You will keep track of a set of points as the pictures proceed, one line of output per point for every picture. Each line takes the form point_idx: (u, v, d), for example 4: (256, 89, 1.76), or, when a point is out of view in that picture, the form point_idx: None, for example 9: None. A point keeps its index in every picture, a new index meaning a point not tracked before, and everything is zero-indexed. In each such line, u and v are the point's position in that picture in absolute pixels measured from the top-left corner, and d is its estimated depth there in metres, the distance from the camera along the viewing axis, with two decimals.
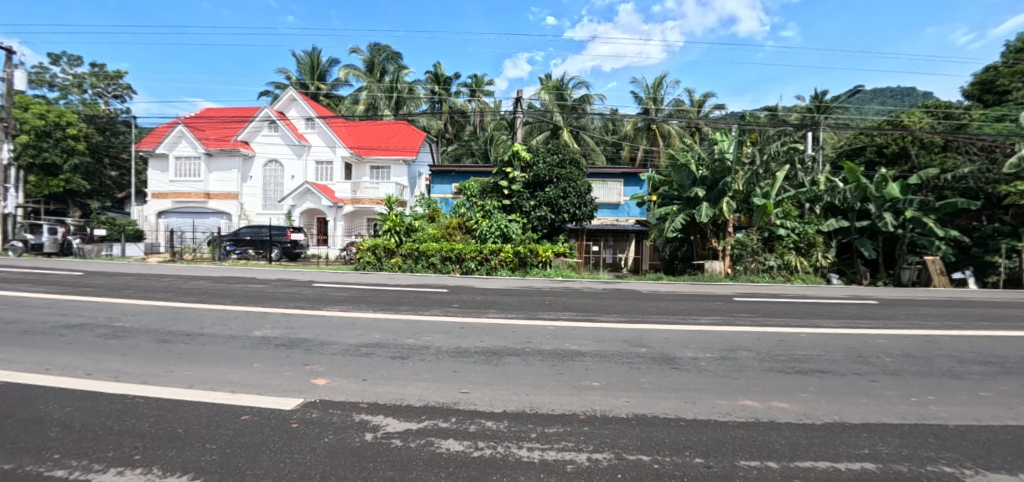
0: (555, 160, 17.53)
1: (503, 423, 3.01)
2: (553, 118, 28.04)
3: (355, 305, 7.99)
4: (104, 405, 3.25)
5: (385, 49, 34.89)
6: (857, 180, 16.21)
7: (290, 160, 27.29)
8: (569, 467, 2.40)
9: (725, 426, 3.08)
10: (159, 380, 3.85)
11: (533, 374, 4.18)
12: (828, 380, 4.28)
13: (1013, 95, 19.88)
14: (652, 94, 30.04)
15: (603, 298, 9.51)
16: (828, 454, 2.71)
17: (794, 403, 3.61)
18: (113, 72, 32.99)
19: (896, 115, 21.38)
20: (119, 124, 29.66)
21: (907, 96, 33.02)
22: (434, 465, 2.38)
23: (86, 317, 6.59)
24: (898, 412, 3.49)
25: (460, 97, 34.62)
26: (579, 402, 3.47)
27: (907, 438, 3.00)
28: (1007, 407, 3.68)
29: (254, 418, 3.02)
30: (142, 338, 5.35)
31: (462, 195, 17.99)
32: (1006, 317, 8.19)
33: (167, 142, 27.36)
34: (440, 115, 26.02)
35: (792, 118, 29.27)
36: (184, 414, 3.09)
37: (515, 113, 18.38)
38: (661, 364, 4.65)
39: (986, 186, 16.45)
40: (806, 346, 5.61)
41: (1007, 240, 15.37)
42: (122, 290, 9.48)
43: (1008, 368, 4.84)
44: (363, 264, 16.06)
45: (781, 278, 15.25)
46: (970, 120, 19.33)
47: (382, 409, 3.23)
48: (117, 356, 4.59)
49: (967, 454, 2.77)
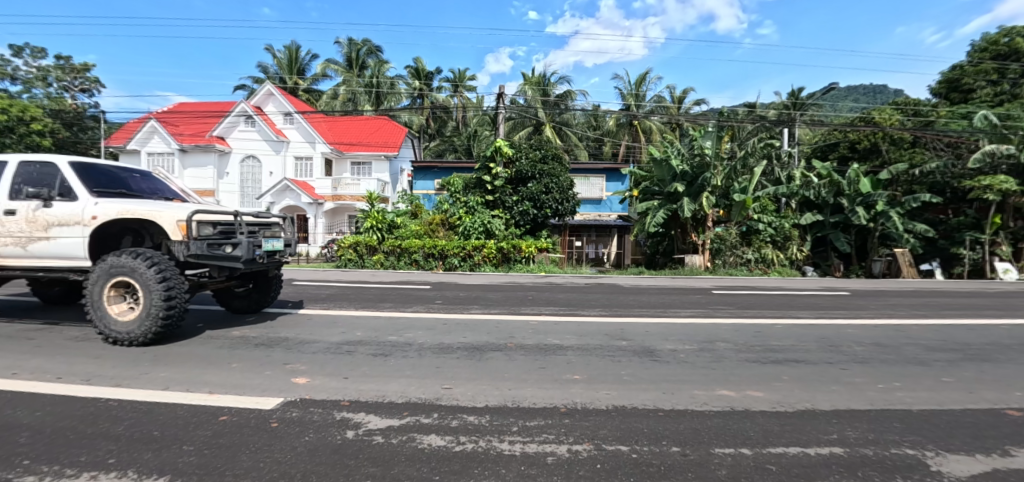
0: (537, 156, 17.42)
1: (486, 418, 3.03)
2: (536, 113, 28.36)
3: (338, 303, 7.94)
4: (76, 409, 3.17)
5: (365, 43, 34.38)
6: (830, 176, 16.81)
7: (268, 156, 26.75)
8: (550, 459, 2.44)
9: (702, 416, 3.16)
10: (133, 382, 3.77)
11: (514, 368, 4.23)
12: (799, 369, 4.42)
13: (977, 93, 20.82)
14: (634, 90, 30.44)
15: (586, 292, 9.63)
16: (799, 440, 2.82)
17: (768, 392, 3.73)
18: (80, 65, 31.76)
19: (868, 112, 21.91)
20: (87, 119, 28.63)
21: (878, 95, 34.59)
22: (417, 460, 2.40)
23: (56, 319, 6.39)
24: (866, 398, 3.65)
25: (442, 92, 34.32)
26: (560, 395, 3.52)
27: (874, 423, 3.13)
28: (967, 392, 3.87)
29: (233, 418, 2.98)
30: (116, 340, 5.19)
31: (446, 191, 17.91)
32: (969, 306, 8.59)
33: (139, 138, 26.60)
34: (422, 110, 25.68)
35: (770, 114, 30.04)
36: (160, 416, 3.03)
37: (498, 108, 18.14)
38: (641, 357, 4.73)
39: (952, 180, 17.06)
40: (781, 337, 5.78)
41: (972, 232, 16.03)
42: None
43: (970, 355, 5.09)
44: (344, 261, 15.86)
45: (759, 271, 15.83)
46: (937, 117, 20.10)
47: (364, 406, 3.22)
48: (89, 359, 4.45)
49: (929, 436, 2.92)
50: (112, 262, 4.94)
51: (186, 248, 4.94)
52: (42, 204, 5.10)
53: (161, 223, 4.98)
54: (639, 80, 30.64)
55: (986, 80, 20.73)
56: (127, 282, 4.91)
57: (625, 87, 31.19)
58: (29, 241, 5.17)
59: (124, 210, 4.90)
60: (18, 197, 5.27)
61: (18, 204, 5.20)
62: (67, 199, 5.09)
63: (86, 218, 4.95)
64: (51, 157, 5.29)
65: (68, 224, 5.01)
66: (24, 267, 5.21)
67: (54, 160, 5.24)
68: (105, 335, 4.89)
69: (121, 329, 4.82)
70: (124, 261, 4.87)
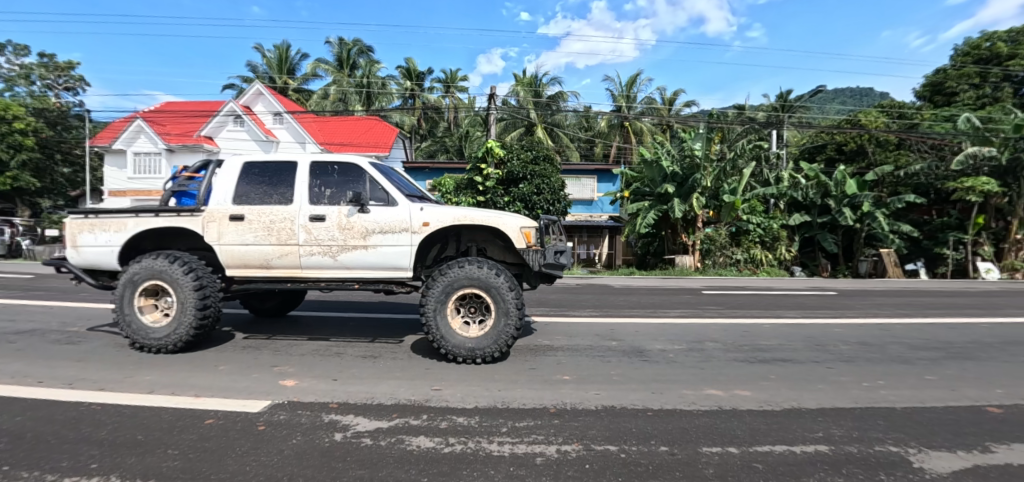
0: (529, 157, 17.45)
1: (475, 419, 3.03)
2: (528, 114, 28.43)
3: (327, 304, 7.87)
4: (58, 413, 3.11)
5: (356, 43, 34.19)
6: (818, 177, 17.05)
7: (257, 156, 26.50)
8: (539, 460, 2.45)
9: (690, 415, 3.18)
10: (118, 385, 3.71)
11: (505, 369, 4.23)
12: (786, 368, 4.48)
13: (960, 96, 21.26)
14: (626, 92, 30.63)
15: (577, 293, 9.68)
16: (786, 438, 2.84)
17: (755, 391, 3.77)
18: (64, 63, 31.24)
19: (855, 114, 22.27)
20: (71, 118, 28.15)
21: (864, 97, 35.18)
22: (405, 462, 2.38)
23: (38, 322, 6.26)
24: (852, 396, 3.70)
25: (433, 92, 34.23)
26: (549, 395, 3.53)
27: (859, 421, 3.17)
28: (949, 389, 3.94)
29: (220, 422, 2.95)
30: (100, 343, 5.10)
31: (437, 191, 17.88)
32: (952, 305, 8.75)
33: (125, 138, 26.21)
34: (413, 110, 25.56)
35: (759, 115, 30.39)
36: (145, 420, 2.99)
37: (489, 109, 18.13)
38: (631, 357, 4.76)
39: (935, 182, 17.37)
40: (769, 337, 5.85)
41: (955, 233, 16.33)
42: (78, 293, 9.01)
43: (952, 353, 5.18)
44: None
45: (748, 271, 16.04)
46: (922, 119, 20.48)
47: (352, 408, 3.20)
48: (73, 363, 4.37)
49: (912, 433, 2.97)
50: (444, 273, 4.49)
51: (540, 257, 4.57)
52: (357, 208, 4.64)
53: (503, 231, 4.59)
54: (630, 82, 30.84)
55: (968, 84, 21.17)
56: (472, 294, 4.47)
57: (616, 88, 31.36)
58: (341, 250, 4.66)
59: (466, 216, 4.49)
60: (319, 202, 4.73)
61: (325, 208, 4.66)
62: (382, 204, 4.69)
63: (416, 225, 4.56)
64: (357, 160, 4.83)
65: (393, 231, 4.58)
66: (328, 278, 4.72)
67: (361, 163, 4.81)
68: (440, 350, 4.41)
69: (461, 348, 4.31)
70: (466, 270, 4.43)
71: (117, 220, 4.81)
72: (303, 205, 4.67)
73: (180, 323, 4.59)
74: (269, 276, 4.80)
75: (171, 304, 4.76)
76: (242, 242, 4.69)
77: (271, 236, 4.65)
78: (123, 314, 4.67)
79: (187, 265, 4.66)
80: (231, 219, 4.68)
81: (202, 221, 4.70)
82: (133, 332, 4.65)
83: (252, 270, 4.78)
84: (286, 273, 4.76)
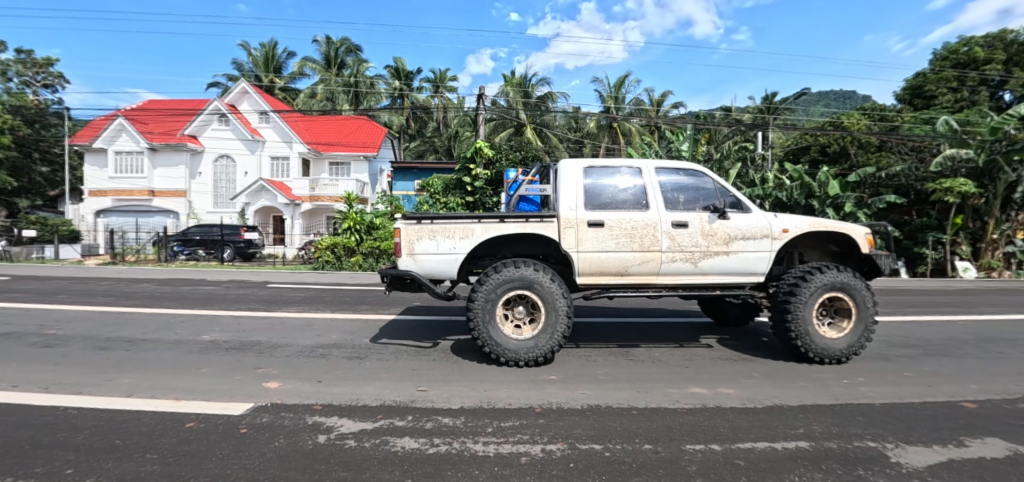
0: (517, 158, 17.48)
1: (461, 420, 3.02)
2: (517, 115, 28.50)
3: (313, 305, 7.79)
4: (33, 418, 3.03)
5: (344, 42, 33.91)
6: (802, 179, 17.32)
7: (242, 156, 26.15)
8: (524, 459, 2.46)
9: (674, 413, 3.22)
10: (96, 389, 3.64)
11: (491, 369, 4.23)
12: (769, 366, 4.55)
13: (939, 100, 21.81)
14: (614, 93, 30.83)
15: None
16: (767, 435, 2.89)
17: (738, 389, 3.82)
18: (42, 59, 30.51)
19: (838, 116, 22.68)
20: (50, 116, 27.50)
21: (847, 100, 35.90)
22: (389, 464, 2.37)
23: (15, 325, 6.12)
24: (832, 393, 3.77)
25: (422, 92, 34.09)
26: (535, 395, 3.54)
27: (839, 417, 3.24)
28: (926, 386, 4.04)
29: (200, 425, 2.90)
30: (79, 346, 4.99)
31: (425, 192, 17.85)
32: (929, 304, 8.98)
33: (106, 136, 25.67)
34: (402, 110, 25.40)
35: (746, 117, 30.82)
36: (123, 424, 2.93)
37: (478, 109, 18.10)
38: (617, 356, 4.80)
39: (915, 183, 17.76)
40: (753, 335, 5.93)
41: (934, 233, 16.70)
42: (56, 295, 8.81)
43: (929, 350, 5.31)
44: (321, 263, 15.62)
45: None
46: (902, 122, 20.96)
47: (337, 410, 3.18)
48: (50, 366, 4.27)
49: (889, 429, 3.04)
50: (809, 277, 4.61)
51: (889, 261, 4.77)
52: (715, 215, 4.68)
53: (849, 238, 4.77)
54: (619, 83, 31.04)
55: (947, 87, 21.70)
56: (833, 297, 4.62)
57: (604, 89, 31.54)
58: (702, 256, 4.67)
59: (825, 223, 4.71)
60: (674, 208, 4.72)
61: (686, 214, 4.66)
62: (738, 210, 4.76)
63: (776, 231, 4.70)
64: (700, 167, 4.85)
65: (756, 237, 4.66)
66: (685, 285, 4.72)
67: (706, 170, 4.83)
68: (805, 352, 4.58)
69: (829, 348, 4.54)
70: (826, 276, 4.61)
71: (461, 226, 4.57)
72: (662, 211, 4.64)
73: (553, 332, 4.32)
74: (624, 283, 4.73)
75: (528, 314, 4.48)
76: (602, 249, 4.59)
77: (634, 242, 4.58)
78: (476, 322, 4.30)
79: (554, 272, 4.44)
80: (593, 225, 4.55)
81: (558, 227, 4.56)
82: (483, 338, 4.30)
83: (605, 277, 4.69)
84: (641, 280, 4.70)
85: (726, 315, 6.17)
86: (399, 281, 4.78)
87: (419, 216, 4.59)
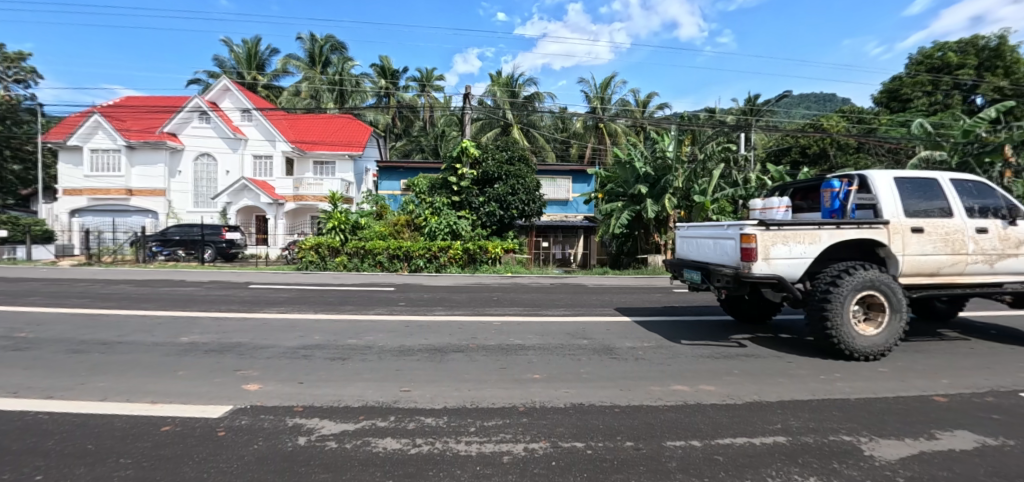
0: (504, 157, 17.43)
1: (444, 419, 3.01)
2: (505, 115, 28.55)
3: (296, 306, 7.70)
4: (1, 424, 2.94)
5: (329, 39, 33.49)
6: (782, 179, 17.67)
7: (224, 154, 25.66)
8: (506, 458, 2.46)
9: (656, 411, 3.25)
10: (68, 393, 3.53)
11: (476, 369, 4.23)
12: (749, 363, 4.63)
13: (914, 103, 22.47)
14: (600, 94, 31.04)
15: (552, 292, 9.76)
16: (746, 430, 2.95)
17: (719, 386, 3.88)
18: (13, 54, 29.54)
19: (819, 118, 23.18)
20: (21, 112, 26.64)
21: (827, 103, 36.75)
22: (371, 465, 2.36)
23: None
24: (810, 389, 3.86)
25: (409, 91, 33.90)
26: (519, 395, 3.54)
27: (816, 412, 3.31)
28: (899, 380, 4.16)
29: (177, 429, 2.85)
30: (50, 349, 4.84)
31: (411, 192, 17.75)
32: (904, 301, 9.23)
33: (81, 133, 24.96)
34: (388, 109, 25.22)
35: (729, 118, 31.33)
36: (95, 428, 2.85)
37: (465, 108, 18.06)
38: (600, 355, 4.84)
39: None
40: (734, 333, 6.03)
41: None
42: (27, 297, 8.55)
43: (903, 346, 5.46)
44: (305, 263, 15.42)
45: None
46: (879, 124, 21.54)
47: (318, 411, 3.14)
48: (19, 370, 4.14)
49: (863, 423, 3.12)
50: None
51: None
52: (1006, 222, 5.19)
53: None
54: (605, 84, 31.27)
55: (922, 91, 22.37)
56: None
57: (591, 90, 31.74)
58: (996, 258, 5.12)
59: None
60: (972, 215, 5.12)
61: (986, 221, 5.09)
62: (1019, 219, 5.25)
63: None
64: (983, 179, 5.27)
65: None
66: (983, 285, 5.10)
67: (990, 183, 5.27)
68: None
69: None
70: None
71: (806, 231, 4.67)
72: (965, 219, 5.03)
73: (894, 329, 4.68)
74: (932, 284, 5.01)
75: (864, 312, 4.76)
76: (924, 252, 4.86)
77: (948, 246, 4.94)
78: (836, 323, 4.53)
79: (888, 271, 4.83)
80: (914, 232, 4.83)
81: (886, 233, 4.77)
82: (839, 334, 4.52)
83: (919, 278, 4.95)
84: (946, 280, 5.03)
85: (933, 310, 6.58)
86: (743, 284, 4.79)
87: (772, 222, 4.60)
